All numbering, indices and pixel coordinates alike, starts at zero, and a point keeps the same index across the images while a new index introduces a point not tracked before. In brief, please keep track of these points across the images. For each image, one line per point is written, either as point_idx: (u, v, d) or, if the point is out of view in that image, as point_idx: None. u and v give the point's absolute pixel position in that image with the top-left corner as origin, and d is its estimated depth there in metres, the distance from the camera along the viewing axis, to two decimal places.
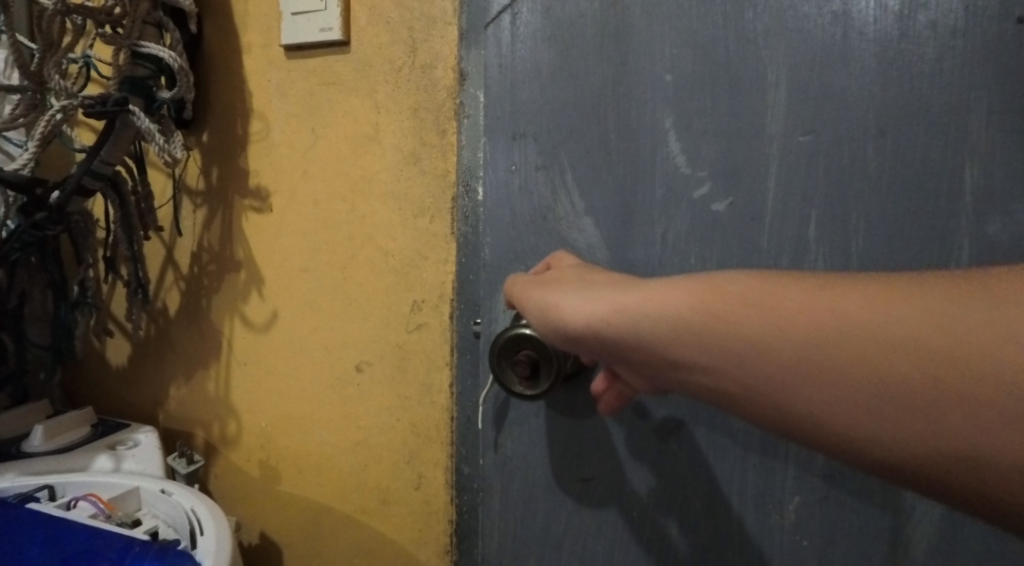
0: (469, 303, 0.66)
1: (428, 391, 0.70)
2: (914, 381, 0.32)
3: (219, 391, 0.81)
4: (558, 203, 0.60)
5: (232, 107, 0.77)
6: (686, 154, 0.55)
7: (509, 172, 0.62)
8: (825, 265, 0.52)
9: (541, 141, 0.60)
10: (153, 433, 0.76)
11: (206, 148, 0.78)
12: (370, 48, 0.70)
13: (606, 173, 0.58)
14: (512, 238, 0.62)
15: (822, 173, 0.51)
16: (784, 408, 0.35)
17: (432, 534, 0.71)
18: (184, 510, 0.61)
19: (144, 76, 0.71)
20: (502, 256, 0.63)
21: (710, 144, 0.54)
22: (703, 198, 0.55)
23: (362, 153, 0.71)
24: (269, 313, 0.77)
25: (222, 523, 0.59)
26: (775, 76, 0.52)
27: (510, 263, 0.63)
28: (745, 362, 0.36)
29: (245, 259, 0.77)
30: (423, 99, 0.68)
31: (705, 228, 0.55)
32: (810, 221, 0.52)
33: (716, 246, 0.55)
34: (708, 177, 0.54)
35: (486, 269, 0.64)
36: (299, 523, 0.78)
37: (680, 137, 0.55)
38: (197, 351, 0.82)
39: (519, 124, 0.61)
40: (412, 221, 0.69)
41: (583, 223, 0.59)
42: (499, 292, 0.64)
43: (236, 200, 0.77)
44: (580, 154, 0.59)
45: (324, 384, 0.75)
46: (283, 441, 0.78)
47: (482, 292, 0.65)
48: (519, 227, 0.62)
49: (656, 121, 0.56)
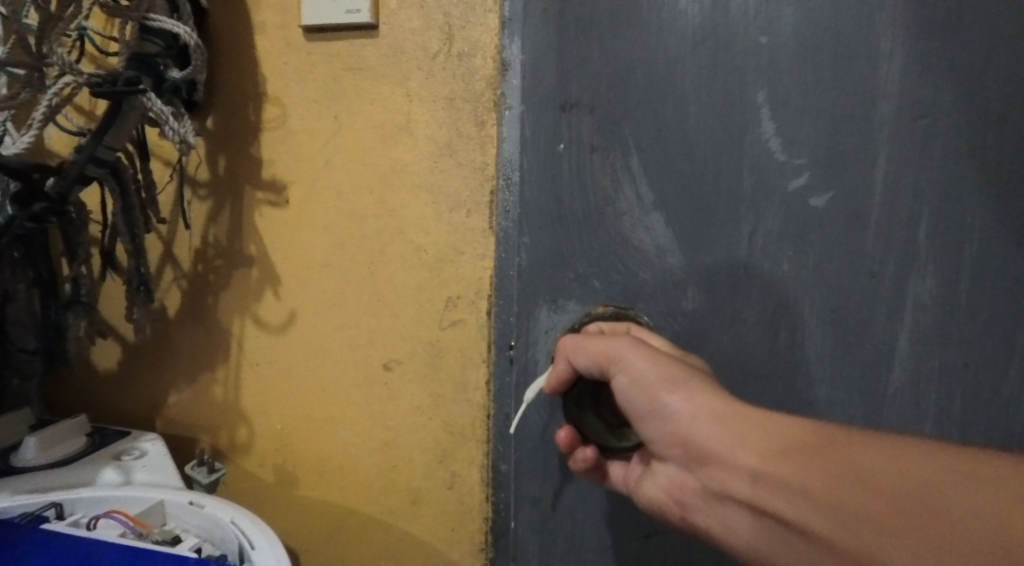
0: (517, 300, 0.65)
1: (463, 388, 0.69)
2: (882, 489, 0.35)
3: (227, 394, 0.75)
4: (618, 196, 0.61)
5: (243, 92, 0.71)
6: (780, 137, 0.56)
7: (555, 151, 0.62)
8: (932, 275, 0.55)
9: (597, 111, 0.60)
10: (160, 441, 0.72)
11: (211, 135, 0.73)
12: (402, 33, 0.67)
13: (677, 160, 0.59)
14: (556, 239, 0.63)
15: (936, 158, 0.54)
16: (817, 532, 0.36)
17: (466, 533, 0.70)
18: (225, 524, 0.59)
19: (153, 53, 0.64)
20: (544, 258, 0.63)
21: (808, 126, 0.56)
22: (799, 189, 0.57)
23: (391, 143, 0.68)
24: (287, 312, 0.72)
25: (272, 536, 0.58)
26: (889, 48, 0.54)
27: (556, 268, 0.63)
28: (790, 477, 0.38)
29: (257, 255, 0.73)
30: (460, 89, 0.66)
31: (797, 226, 0.57)
32: (923, 220, 0.55)
33: (815, 248, 0.57)
34: (806, 166, 0.56)
35: (535, 263, 0.64)
36: (316, 530, 0.74)
37: (775, 115, 0.56)
38: (200, 353, 0.75)
39: (568, 92, 0.61)
40: (447, 215, 0.68)
41: (652, 221, 0.60)
42: (542, 307, 0.64)
43: (248, 191, 0.72)
44: (650, 134, 0.59)
45: (347, 384, 0.71)
46: (301, 444, 0.73)
47: (533, 288, 0.64)
48: (569, 226, 0.62)
49: (745, 101, 0.57)
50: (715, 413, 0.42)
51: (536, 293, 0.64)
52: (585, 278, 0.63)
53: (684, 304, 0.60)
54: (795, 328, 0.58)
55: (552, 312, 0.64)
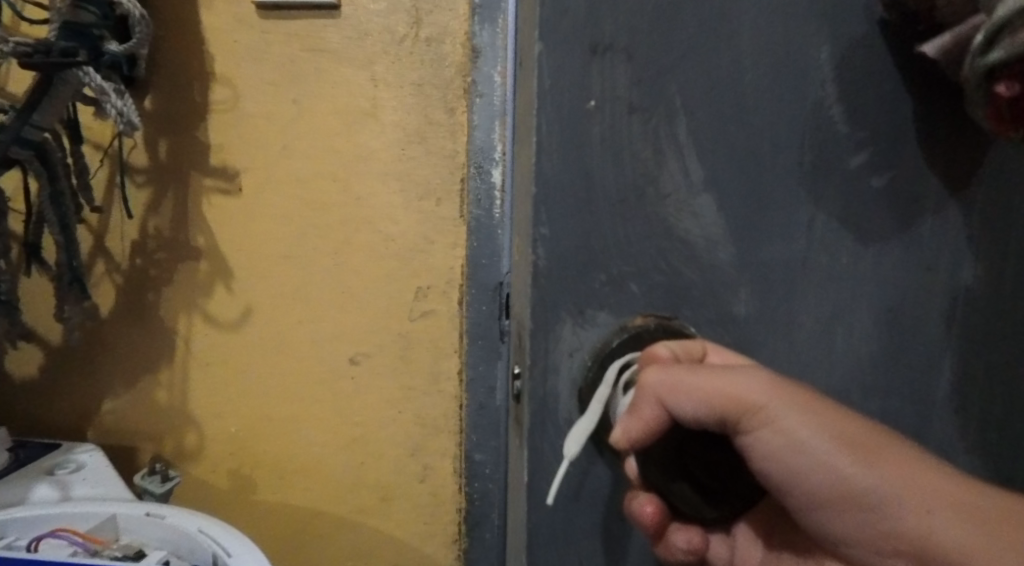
0: (534, 306, 0.45)
1: (435, 379, 0.68)
2: None
3: (173, 398, 0.70)
4: (662, 173, 0.44)
5: (187, 71, 0.66)
6: (844, 102, 0.45)
7: (586, 109, 0.43)
8: None
9: (635, 55, 0.43)
10: (98, 452, 0.66)
11: (149, 117, 0.67)
12: (367, 15, 0.65)
13: (726, 130, 0.44)
14: (581, 226, 0.44)
15: None
16: None
17: (440, 527, 0.69)
18: (192, 533, 0.56)
19: (89, 22, 0.58)
20: (565, 253, 0.44)
21: (875, 89, 0.45)
22: (860, 168, 0.45)
23: (355, 129, 0.66)
24: (241, 308, 0.68)
25: (248, 541, 0.56)
26: None
27: (586, 265, 0.44)
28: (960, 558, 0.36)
29: (206, 247, 0.68)
30: (429, 74, 0.65)
31: (861, 212, 0.46)
32: None
33: (900, 233, 0.46)
34: (869, 139, 0.45)
35: (557, 266, 0.44)
36: (276, 535, 0.71)
37: (839, 71, 0.44)
38: (139, 354, 0.70)
39: (599, 25, 0.42)
40: (416, 204, 0.66)
41: (701, 205, 0.44)
42: (560, 324, 0.45)
43: (193, 177, 0.67)
44: (699, 90, 0.43)
45: (311, 380, 0.69)
46: (259, 446, 0.70)
47: (524, 291, 0.49)
48: (602, 212, 0.44)
49: (802, 60, 0.44)
50: (913, 497, 0.36)
51: (556, 302, 0.45)
52: (619, 278, 0.45)
53: (735, 309, 0.46)
54: (850, 331, 0.47)
55: (579, 327, 0.45)
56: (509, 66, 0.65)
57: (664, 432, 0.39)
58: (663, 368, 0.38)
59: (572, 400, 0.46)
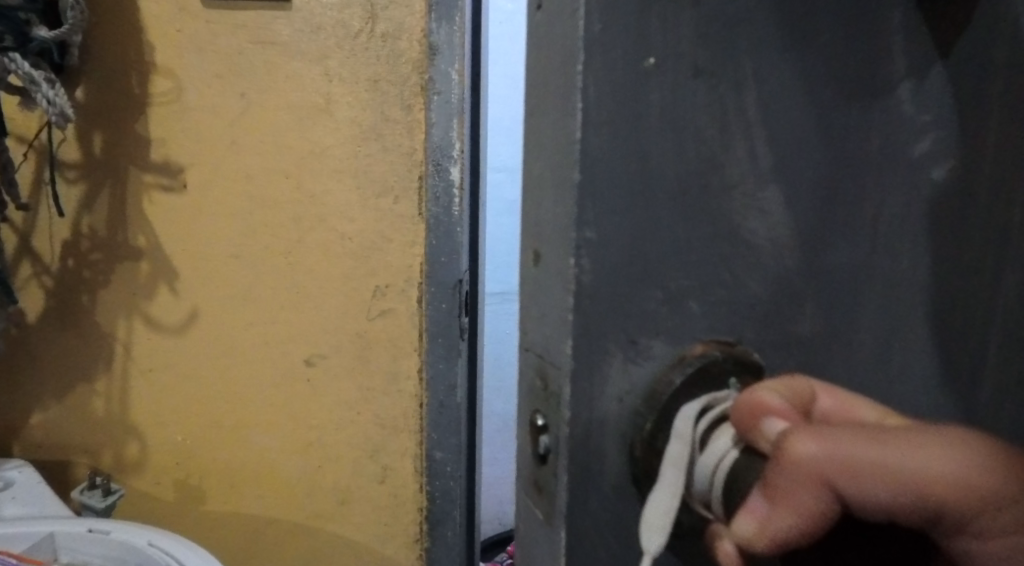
0: (575, 334, 0.29)
1: (394, 379, 0.67)
2: None
3: (113, 406, 0.66)
4: (729, 159, 0.30)
5: (123, 60, 0.63)
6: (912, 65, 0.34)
7: (642, 71, 0.28)
8: None
9: None
10: (29, 468, 0.62)
11: (82, 109, 0.63)
12: (320, 8, 0.63)
13: (811, 96, 0.32)
14: (630, 228, 0.29)
15: None
16: None
17: (400, 527, 0.69)
18: (141, 547, 0.53)
19: (13, 5, 0.54)
20: (618, 271, 0.29)
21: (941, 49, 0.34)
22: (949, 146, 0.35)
23: (309, 125, 0.64)
24: (187, 311, 0.65)
25: (202, 552, 0.53)
26: None
27: (640, 278, 0.30)
28: None
29: (147, 247, 0.64)
30: (385, 70, 0.64)
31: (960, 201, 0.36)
32: None
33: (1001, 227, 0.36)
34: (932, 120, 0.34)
35: (609, 285, 0.29)
36: (229, 544, 0.69)
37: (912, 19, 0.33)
38: (74, 361, 0.66)
39: None
40: (373, 201, 0.65)
41: (769, 199, 0.31)
42: (603, 373, 0.30)
43: (132, 174, 0.64)
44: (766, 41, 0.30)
45: (263, 383, 0.66)
46: (210, 454, 0.67)
47: (534, 312, 0.32)
48: (666, 211, 0.29)
49: (878, 19, 0.33)
50: None
51: (609, 325, 0.30)
52: (679, 291, 0.31)
53: (797, 328, 0.34)
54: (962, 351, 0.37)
55: (632, 364, 0.30)
56: (467, 64, 0.64)
57: (825, 524, 0.28)
58: (818, 437, 0.27)
59: (625, 464, 0.31)
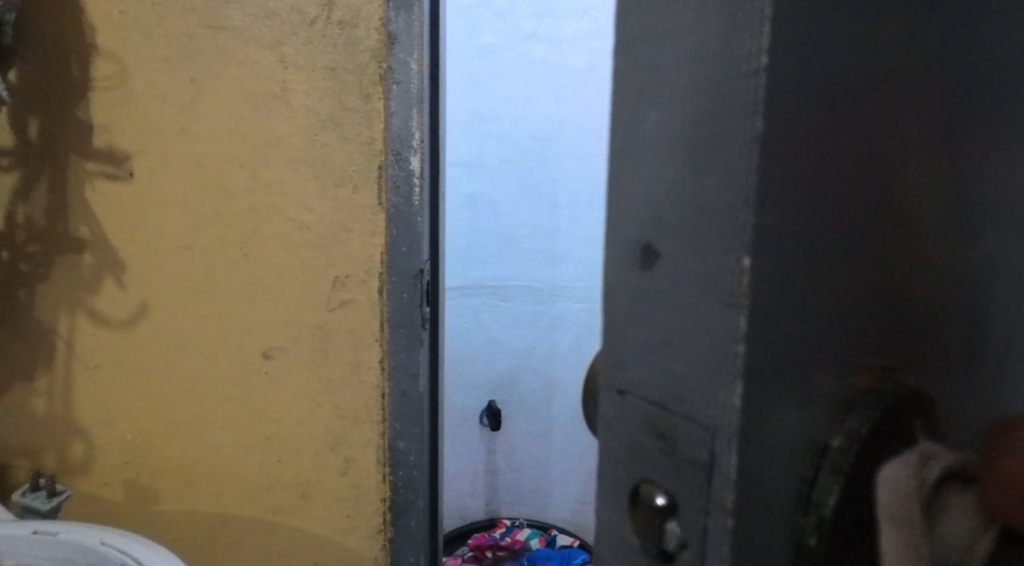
0: (744, 375, 0.25)
1: (355, 370, 0.66)
2: None
3: (56, 405, 0.63)
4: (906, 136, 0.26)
5: (62, 42, 0.60)
6: None
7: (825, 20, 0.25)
8: None
9: None
10: None
11: (16, 93, 0.60)
12: None
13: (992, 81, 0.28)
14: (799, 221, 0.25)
15: None
16: None
17: (363, 519, 0.69)
18: (92, 546, 0.51)
19: None
20: (786, 278, 0.25)
21: None
22: None
23: (264, 112, 0.62)
24: (134, 304, 0.63)
25: (158, 548, 0.52)
26: None
27: (809, 285, 0.26)
28: None
29: (91, 238, 0.62)
30: (343, 58, 0.63)
31: None
32: None
33: None
34: None
35: (777, 298, 0.25)
36: (183, 545, 0.66)
37: None
38: (12, 358, 0.63)
39: None
40: (332, 191, 0.64)
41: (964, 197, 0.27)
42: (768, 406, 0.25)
43: (73, 161, 0.61)
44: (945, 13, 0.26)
45: (218, 377, 0.65)
46: (162, 452, 0.65)
47: (669, 334, 0.28)
48: (840, 195, 0.26)
49: None
50: None
51: (778, 348, 0.25)
52: (860, 318, 0.27)
53: None
54: None
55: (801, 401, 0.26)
56: (425, 54, 0.64)
57: None
58: None
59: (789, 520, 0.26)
